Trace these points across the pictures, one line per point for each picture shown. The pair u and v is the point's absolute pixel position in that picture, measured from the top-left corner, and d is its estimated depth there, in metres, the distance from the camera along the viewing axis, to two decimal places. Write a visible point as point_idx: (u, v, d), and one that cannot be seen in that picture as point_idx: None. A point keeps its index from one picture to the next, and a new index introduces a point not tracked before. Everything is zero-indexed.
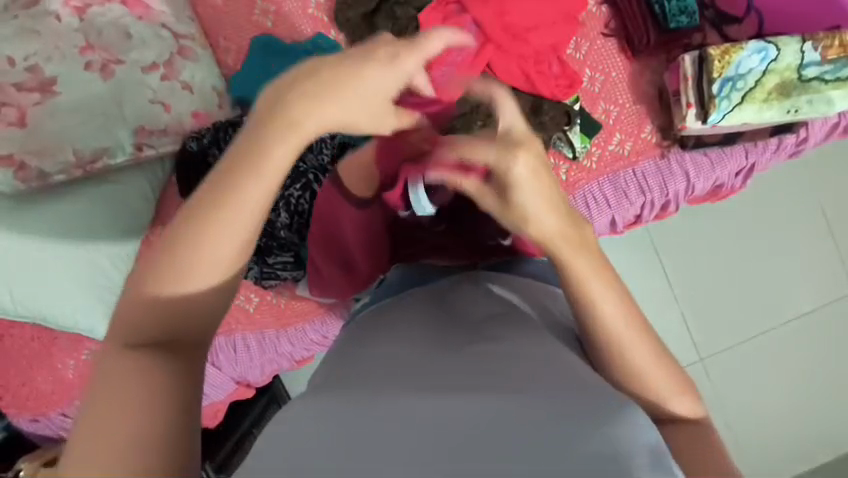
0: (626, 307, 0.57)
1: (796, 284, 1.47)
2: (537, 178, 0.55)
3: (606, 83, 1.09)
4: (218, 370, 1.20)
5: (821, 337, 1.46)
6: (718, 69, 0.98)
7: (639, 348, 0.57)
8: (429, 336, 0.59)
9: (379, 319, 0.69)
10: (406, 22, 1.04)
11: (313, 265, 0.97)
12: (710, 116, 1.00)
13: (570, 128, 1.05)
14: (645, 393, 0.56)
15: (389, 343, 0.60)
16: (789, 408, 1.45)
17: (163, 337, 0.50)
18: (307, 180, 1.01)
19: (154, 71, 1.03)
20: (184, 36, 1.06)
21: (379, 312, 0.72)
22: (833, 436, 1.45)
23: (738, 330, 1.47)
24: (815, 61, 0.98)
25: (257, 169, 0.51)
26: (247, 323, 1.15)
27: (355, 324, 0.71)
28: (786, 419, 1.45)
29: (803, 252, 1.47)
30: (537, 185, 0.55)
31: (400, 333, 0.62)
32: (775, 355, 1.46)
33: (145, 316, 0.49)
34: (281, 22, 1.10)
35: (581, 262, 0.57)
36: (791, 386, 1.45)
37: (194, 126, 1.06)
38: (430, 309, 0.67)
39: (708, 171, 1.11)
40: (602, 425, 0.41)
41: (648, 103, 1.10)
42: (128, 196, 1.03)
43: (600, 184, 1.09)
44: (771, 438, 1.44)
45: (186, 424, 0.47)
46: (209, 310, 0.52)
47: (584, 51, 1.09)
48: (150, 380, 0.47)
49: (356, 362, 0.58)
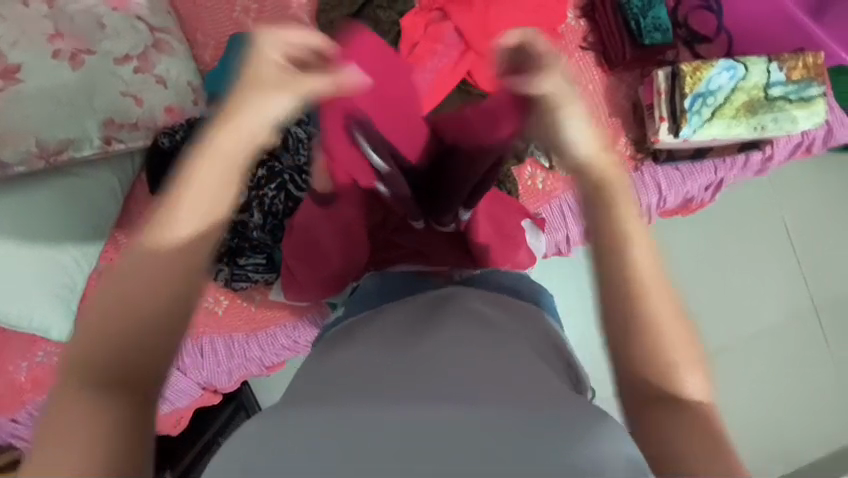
0: (653, 252, 0.58)
1: (763, 298, 1.52)
2: (575, 103, 0.61)
3: (582, 95, 1.11)
4: (184, 374, 1.15)
5: (786, 350, 1.51)
6: (690, 85, 1.01)
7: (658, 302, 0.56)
8: (407, 346, 0.59)
9: (354, 333, 0.67)
10: (388, 26, 1.06)
11: (289, 267, 0.95)
12: (682, 130, 1.03)
13: None
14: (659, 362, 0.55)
15: (367, 347, 0.61)
16: (758, 421, 1.48)
17: (120, 347, 0.52)
18: (282, 180, 1.00)
19: (127, 63, 1.00)
20: (160, 29, 1.04)
21: (356, 325, 0.70)
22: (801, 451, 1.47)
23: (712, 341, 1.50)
24: (780, 81, 1.02)
25: (204, 165, 0.58)
26: (217, 327, 1.12)
27: (330, 337, 0.70)
28: (757, 433, 1.47)
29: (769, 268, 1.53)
30: (574, 107, 0.61)
31: (372, 345, 0.61)
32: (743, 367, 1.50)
33: (106, 331, 0.53)
34: (262, 19, 1.09)
35: (619, 195, 0.61)
36: (760, 400, 1.49)
37: (167, 121, 1.03)
38: (411, 318, 0.67)
39: (679, 184, 1.14)
40: (583, 440, 0.40)
41: (623, 116, 1.12)
42: (94, 192, 0.99)
43: (575, 196, 1.11)
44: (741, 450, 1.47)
45: (128, 441, 0.48)
46: (165, 320, 0.54)
47: (563, 63, 1.11)
48: (98, 396, 0.50)
49: (332, 363, 0.58)
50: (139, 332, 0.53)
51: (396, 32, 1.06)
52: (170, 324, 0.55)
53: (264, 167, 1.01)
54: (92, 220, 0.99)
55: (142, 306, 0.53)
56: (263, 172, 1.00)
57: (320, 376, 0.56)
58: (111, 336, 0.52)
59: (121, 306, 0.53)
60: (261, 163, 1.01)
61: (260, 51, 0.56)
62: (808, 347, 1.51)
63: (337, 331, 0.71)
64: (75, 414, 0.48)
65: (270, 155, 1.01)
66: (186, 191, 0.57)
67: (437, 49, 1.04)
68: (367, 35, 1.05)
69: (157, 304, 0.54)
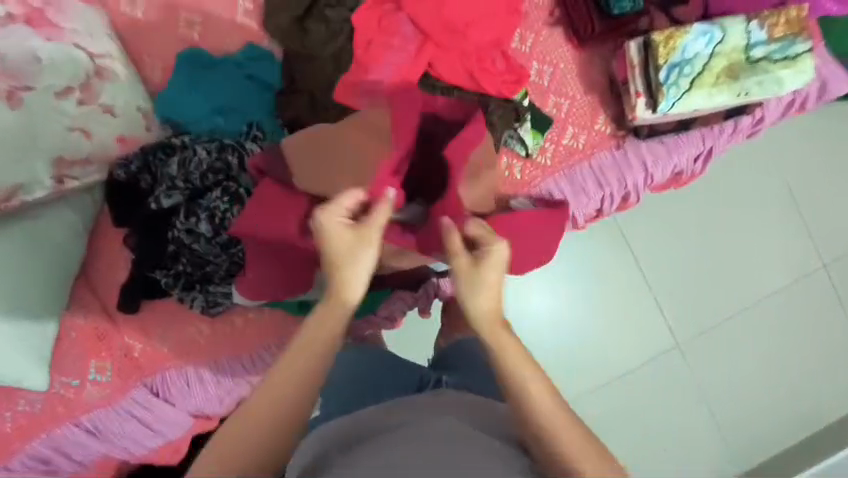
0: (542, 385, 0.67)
1: (756, 265, 1.61)
2: (491, 283, 0.71)
3: (555, 75, 1.07)
4: (172, 406, 1.12)
5: (786, 315, 1.61)
6: (663, 56, 0.89)
7: (521, 366, 0.68)
8: (392, 436, 0.65)
9: (347, 425, 0.73)
10: (339, 25, 1.02)
11: (269, 252, 0.89)
12: (660, 105, 0.90)
13: (522, 125, 1.05)
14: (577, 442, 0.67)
15: (372, 443, 0.65)
16: (766, 383, 1.60)
17: (274, 431, 0.67)
18: (236, 193, 0.90)
19: (68, 96, 0.93)
20: (101, 54, 0.98)
21: (352, 416, 0.76)
22: (799, 404, 1.60)
23: (703, 317, 1.61)
24: (762, 40, 0.89)
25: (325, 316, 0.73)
26: (199, 353, 1.11)
27: (325, 426, 0.76)
28: (763, 397, 1.60)
29: (763, 232, 1.61)
30: (484, 286, 0.71)
31: (363, 441, 0.67)
32: (745, 333, 1.61)
33: (264, 436, 0.66)
34: (208, 35, 1.05)
35: (521, 372, 0.67)
36: (756, 358, 1.60)
37: (121, 152, 0.99)
38: (397, 408, 0.75)
39: (666, 158, 1.10)
40: None
41: (600, 93, 1.08)
42: (56, 234, 0.99)
43: (609, 154, 1.09)
44: (744, 416, 1.59)
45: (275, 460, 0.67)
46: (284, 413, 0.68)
47: (530, 43, 1.07)
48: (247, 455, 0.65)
49: (385, 429, 0.69)
50: (282, 416, 0.68)
51: (349, 30, 1.02)
52: (277, 425, 0.67)
53: (221, 188, 0.91)
54: (60, 262, 0.99)
55: (293, 398, 0.69)
56: (219, 193, 0.91)
57: (373, 445, 0.65)
58: (268, 426, 0.67)
59: (292, 397, 0.69)
60: (217, 184, 0.92)
61: (327, 219, 0.72)
62: (809, 306, 1.62)
63: (334, 423, 0.76)
64: (247, 413, 0.67)
65: (226, 175, 0.93)
66: (320, 327, 0.72)
67: (393, 43, 1.00)
68: (321, 38, 1.02)
69: (278, 413, 0.68)
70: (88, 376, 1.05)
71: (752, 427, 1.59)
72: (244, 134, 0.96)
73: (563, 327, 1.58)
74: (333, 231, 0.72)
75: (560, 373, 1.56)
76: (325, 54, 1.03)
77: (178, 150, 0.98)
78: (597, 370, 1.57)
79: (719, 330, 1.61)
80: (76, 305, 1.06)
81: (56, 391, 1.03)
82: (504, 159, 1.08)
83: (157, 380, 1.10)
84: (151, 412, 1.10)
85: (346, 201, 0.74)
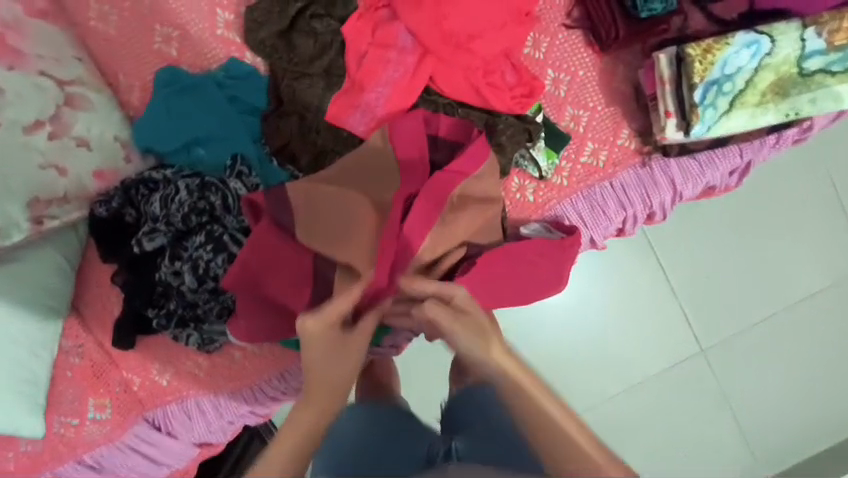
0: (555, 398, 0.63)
1: (788, 268, 1.48)
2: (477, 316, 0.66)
3: (572, 84, 0.95)
4: (175, 438, 1.10)
5: (825, 319, 1.49)
6: (700, 72, 0.76)
7: (534, 390, 0.63)
8: None
9: None
10: (329, 37, 0.92)
11: (270, 309, 0.81)
12: (693, 128, 0.78)
13: (535, 144, 0.93)
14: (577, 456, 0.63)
15: None
16: (799, 390, 1.49)
17: None
18: (220, 243, 0.82)
19: (39, 130, 0.86)
20: (71, 82, 0.89)
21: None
22: (830, 409, 1.49)
23: (726, 323, 1.48)
24: (819, 50, 0.76)
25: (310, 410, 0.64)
26: (199, 386, 1.07)
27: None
28: (794, 406, 1.48)
29: (796, 231, 1.48)
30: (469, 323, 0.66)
31: None
32: (775, 338, 1.49)
33: None
34: (187, 49, 0.95)
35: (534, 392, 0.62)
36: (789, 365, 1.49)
37: (100, 187, 0.92)
38: None
39: (698, 176, 0.99)
40: None
41: (623, 103, 0.96)
42: (40, 275, 0.94)
43: (633, 173, 0.98)
44: (772, 425, 1.48)
45: None
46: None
47: (545, 49, 0.95)
48: None
49: None
50: None
51: (340, 42, 0.92)
52: None
53: (204, 232, 0.84)
54: (47, 304, 0.95)
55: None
56: (202, 238, 0.84)
57: None
58: None
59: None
60: (201, 228, 0.85)
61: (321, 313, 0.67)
62: None
63: None
64: None
65: (210, 217, 0.85)
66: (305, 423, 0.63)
67: (389, 57, 0.90)
68: (309, 53, 0.93)
69: None
70: (87, 414, 1.03)
71: (781, 435, 1.48)
72: (229, 169, 0.88)
73: (579, 333, 1.45)
74: (319, 336, 0.67)
75: (578, 386, 1.44)
76: (315, 70, 0.93)
77: (160, 185, 0.90)
78: (615, 380, 1.45)
79: (746, 335, 1.48)
80: (70, 343, 1.03)
81: (56, 430, 1.02)
82: (515, 180, 0.98)
83: (159, 414, 1.07)
84: (154, 445, 1.08)
85: (333, 309, 0.68)
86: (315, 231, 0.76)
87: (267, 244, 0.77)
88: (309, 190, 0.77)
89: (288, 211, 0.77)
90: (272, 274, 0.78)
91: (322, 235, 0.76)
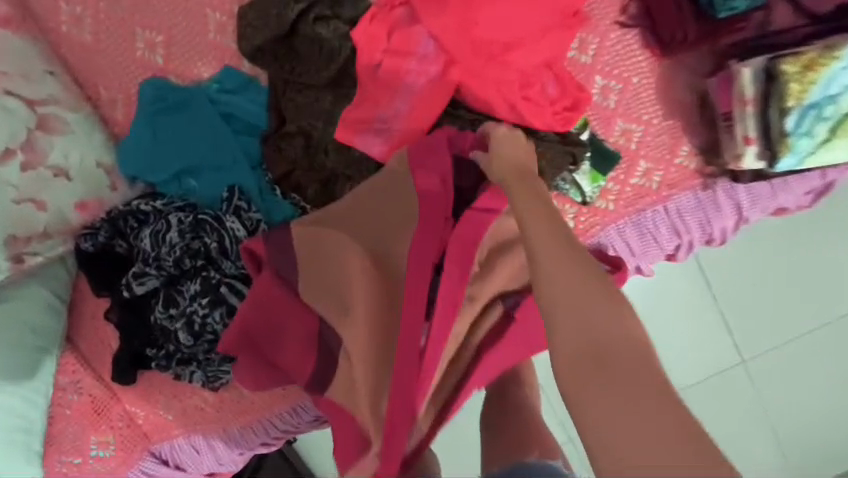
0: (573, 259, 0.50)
1: None
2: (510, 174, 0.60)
3: (625, 93, 0.81)
4: (184, 470, 1.03)
5: None
6: (794, 95, 0.70)
7: (549, 235, 0.52)
8: None
9: None
10: (337, 43, 0.78)
11: (274, 370, 0.72)
12: (781, 159, 0.73)
13: (578, 168, 0.80)
14: (643, 392, 0.41)
15: None
16: None
17: None
18: (217, 295, 0.74)
19: (9, 159, 0.75)
20: (44, 101, 0.78)
21: None
22: None
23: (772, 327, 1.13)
24: None
25: None
26: (206, 421, 0.99)
27: None
28: None
29: None
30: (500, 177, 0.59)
31: None
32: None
33: None
34: (175, 56, 0.82)
35: (547, 235, 0.52)
36: None
37: (84, 221, 0.81)
38: None
39: (767, 200, 0.85)
40: None
41: (685, 115, 0.81)
42: (26, 313, 0.87)
43: (692, 195, 0.84)
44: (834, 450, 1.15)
45: None
46: None
47: (593, 52, 0.80)
48: None
49: None
50: None
51: (351, 48, 0.78)
52: None
53: (199, 279, 0.75)
54: (36, 343, 0.88)
55: None
56: (197, 287, 0.74)
57: None
58: None
59: None
60: (196, 274, 0.75)
61: None
62: None
63: None
64: None
65: (206, 261, 0.76)
66: None
67: (409, 67, 0.76)
68: (315, 61, 0.79)
69: None
70: (90, 451, 0.95)
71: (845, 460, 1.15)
72: (227, 204, 0.78)
73: None
74: None
75: None
76: (320, 81, 0.79)
77: (149, 220, 0.80)
78: None
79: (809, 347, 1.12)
80: (67, 379, 0.95)
81: (58, 469, 0.94)
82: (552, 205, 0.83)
83: (166, 447, 1.00)
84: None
85: None
86: (318, 290, 0.67)
87: (269, 300, 0.68)
88: (313, 236, 0.68)
89: (293, 264, 0.68)
90: (277, 331, 0.69)
91: (326, 296, 0.66)
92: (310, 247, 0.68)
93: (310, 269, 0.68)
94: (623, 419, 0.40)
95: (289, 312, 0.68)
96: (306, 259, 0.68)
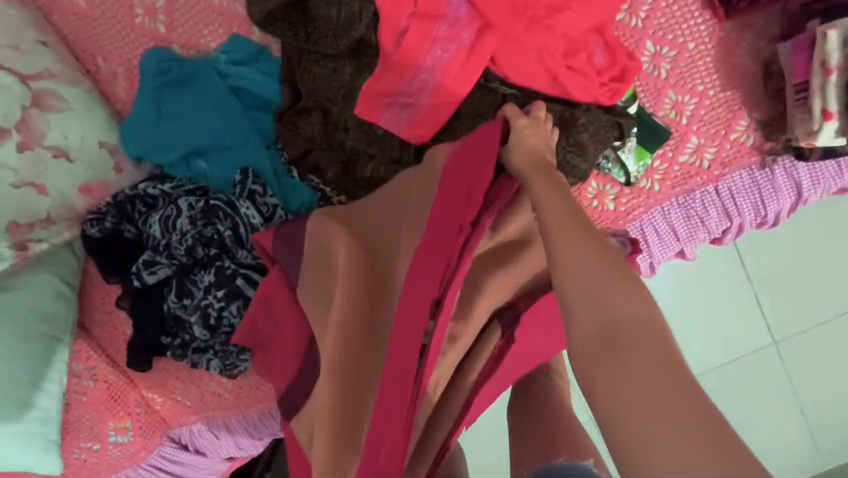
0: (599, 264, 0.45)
1: None
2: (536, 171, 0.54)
3: (678, 61, 0.73)
4: (201, 455, 1.00)
5: None
6: None
7: (572, 239, 0.47)
8: None
9: None
10: (357, 5, 0.69)
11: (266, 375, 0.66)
12: None
13: (624, 143, 0.72)
14: (658, 371, 0.38)
15: None
16: None
17: None
18: (234, 286, 0.69)
19: (5, 140, 0.70)
20: (39, 76, 0.72)
21: None
22: None
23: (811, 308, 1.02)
24: None
25: None
26: (224, 409, 0.95)
27: None
28: None
29: None
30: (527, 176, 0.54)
31: None
32: None
33: None
34: (178, 23, 0.74)
35: (571, 236, 0.47)
36: None
37: (88, 205, 0.76)
38: None
39: (831, 180, 0.77)
40: None
41: (745, 86, 0.73)
42: (35, 301, 0.84)
43: (746, 174, 0.76)
44: None
45: None
46: None
47: (645, 14, 0.72)
48: None
49: None
50: None
51: (372, 11, 0.69)
52: None
53: (213, 270, 0.70)
54: (46, 331, 0.85)
55: None
56: (211, 277, 0.70)
57: None
58: None
59: None
60: (210, 264, 0.71)
61: None
62: None
63: None
64: None
65: (219, 249, 0.71)
66: None
67: (438, 33, 0.68)
68: (332, 27, 0.70)
69: None
70: (108, 438, 0.92)
71: None
72: (239, 188, 0.71)
73: None
74: None
75: None
76: (338, 49, 0.71)
77: (157, 206, 0.74)
78: None
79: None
80: (81, 366, 0.91)
81: (75, 457, 0.92)
82: (593, 184, 0.76)
83: (185, 430, 0.96)
84: (179, 460, 0.98)
85: None
86: (313, 295, 0.61)
87: (275, 297, 0.64)
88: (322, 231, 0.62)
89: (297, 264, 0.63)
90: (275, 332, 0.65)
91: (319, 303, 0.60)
92: (310, 244, 0.63)
93: (309, 268, 0.62)
94: (639, 401, 0.38)
95: (289, 313, 0.64)
96: (308, 256, 0.63)
